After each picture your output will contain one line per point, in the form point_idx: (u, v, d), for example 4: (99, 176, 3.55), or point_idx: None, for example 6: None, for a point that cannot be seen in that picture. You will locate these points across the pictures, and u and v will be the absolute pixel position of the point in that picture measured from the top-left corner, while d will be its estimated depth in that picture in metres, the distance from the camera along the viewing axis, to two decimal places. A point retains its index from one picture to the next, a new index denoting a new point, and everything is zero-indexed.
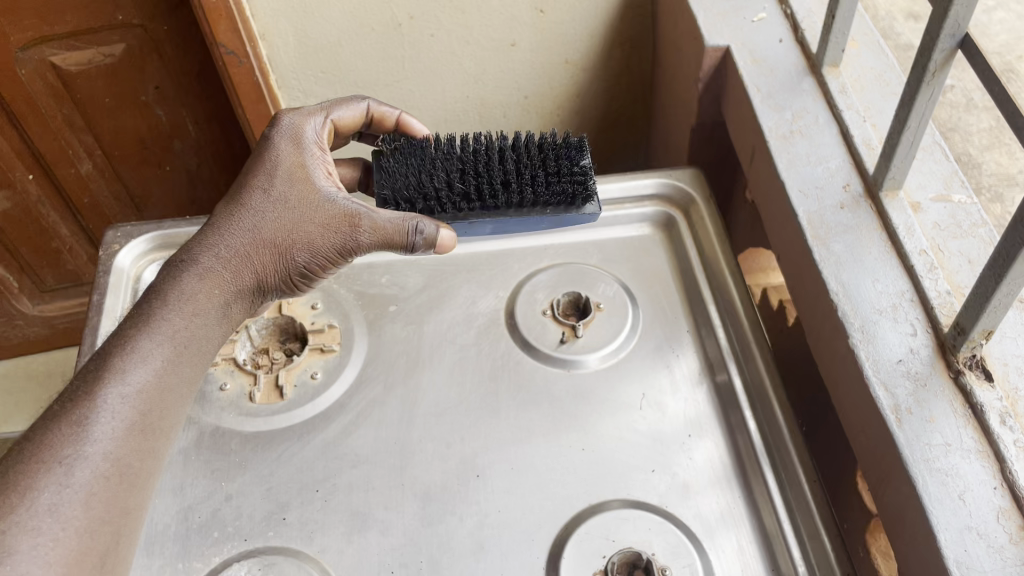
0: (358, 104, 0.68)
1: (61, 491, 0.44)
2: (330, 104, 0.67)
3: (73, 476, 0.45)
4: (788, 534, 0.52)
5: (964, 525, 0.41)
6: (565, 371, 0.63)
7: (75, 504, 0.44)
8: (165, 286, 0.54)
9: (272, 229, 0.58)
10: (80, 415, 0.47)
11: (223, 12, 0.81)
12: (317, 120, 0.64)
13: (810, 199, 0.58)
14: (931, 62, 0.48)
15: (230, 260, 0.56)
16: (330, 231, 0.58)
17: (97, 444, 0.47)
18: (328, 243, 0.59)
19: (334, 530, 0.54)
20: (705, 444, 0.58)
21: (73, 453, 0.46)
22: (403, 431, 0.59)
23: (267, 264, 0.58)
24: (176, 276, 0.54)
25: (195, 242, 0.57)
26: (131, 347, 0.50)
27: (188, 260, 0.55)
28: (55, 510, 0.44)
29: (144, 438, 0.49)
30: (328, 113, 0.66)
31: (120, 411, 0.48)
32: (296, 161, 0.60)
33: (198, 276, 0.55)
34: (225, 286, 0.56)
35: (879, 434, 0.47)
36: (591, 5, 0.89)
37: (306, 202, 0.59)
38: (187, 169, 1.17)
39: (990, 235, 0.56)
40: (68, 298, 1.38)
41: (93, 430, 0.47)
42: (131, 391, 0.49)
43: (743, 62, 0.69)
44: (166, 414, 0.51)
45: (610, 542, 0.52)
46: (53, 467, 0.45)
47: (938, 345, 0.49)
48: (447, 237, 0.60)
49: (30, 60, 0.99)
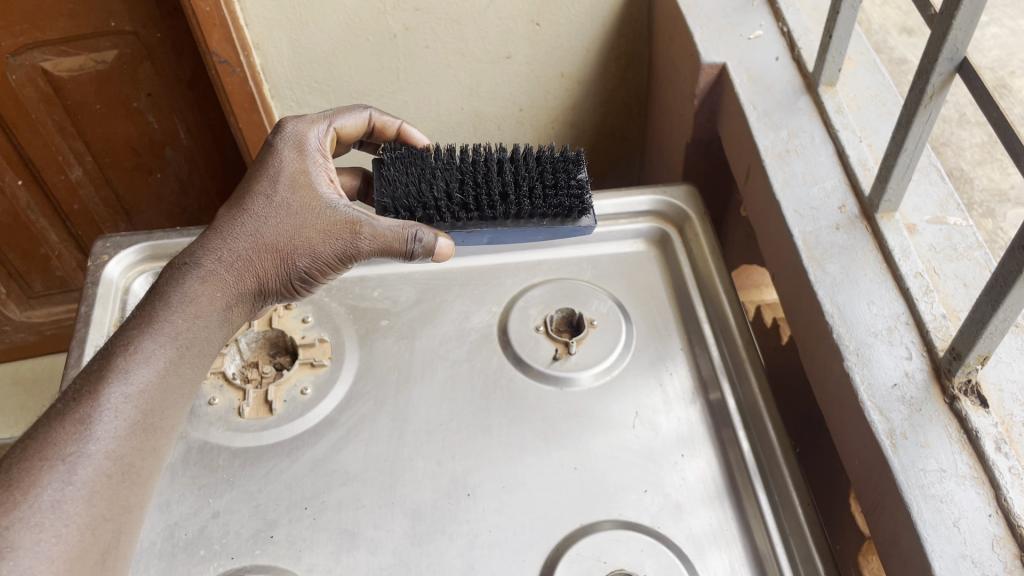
0: (360, 112, 0.68)
1: (64, 489, 0.44)
2: (333, 112, 0.66)
3: (75, 473, 0.44)
4: (780, 555, 0.52)
5: (959, 553, 0.41)
6: (557, 389, 0.62)
7: (78, 501, 0.44)
8: (167, 288, 0.53)
9: (274, 234, 0.57)
10: (83, 413, 0.46)
11: (216, 21, 0.81)
12: (320, 127, 0.63)
13: (806, 219, 0.58)
14: (928, 86, 0.48)
15: (232, 263, 0.55)
16: (331, 237, 0.58)
17: (99, 442, 0.46)
18: (329, 249, 0.58)
19: (322, 548, 0.54)
20: (697, 462, 0.58)
21: (76, 451, 0.45)
22: (394, 447, 0.59)
23: (267, 269, 0.57)
24: (178, 278, 0.54)
25: (197, 245, 0.56)
26: (133, 348, 0.49)
27: (191, 261, 0.54)
28: (58, 507, 0.43)
29: (146, 438, 0.48)
30: (331, 120, 0.65)
31: (123, 411, 0.47)
32: (299, 168, 0.60)
33: (201, 278, 0.54)
34: (226, 289, 0.55)
35: (873, 458, 0.47)
36: (587, 19, 0.89)
37: (309, 208, 0.58)
38: (178, 175, 1.16)
39: (985, 258, 0.56)
40: (56, 304, 1.37)
41: (95, 429, 0.46)
42: (133, 391, 0.48)
43: (739, 79, 0.69)
44: (167, 415, 0.50)
45: (602, 563, 0.52)
46: (56, 465, 0.44)
47: (933, 370, 0.49)
48: (445, 245, 0.60)
49: (22, 66, 0.98)
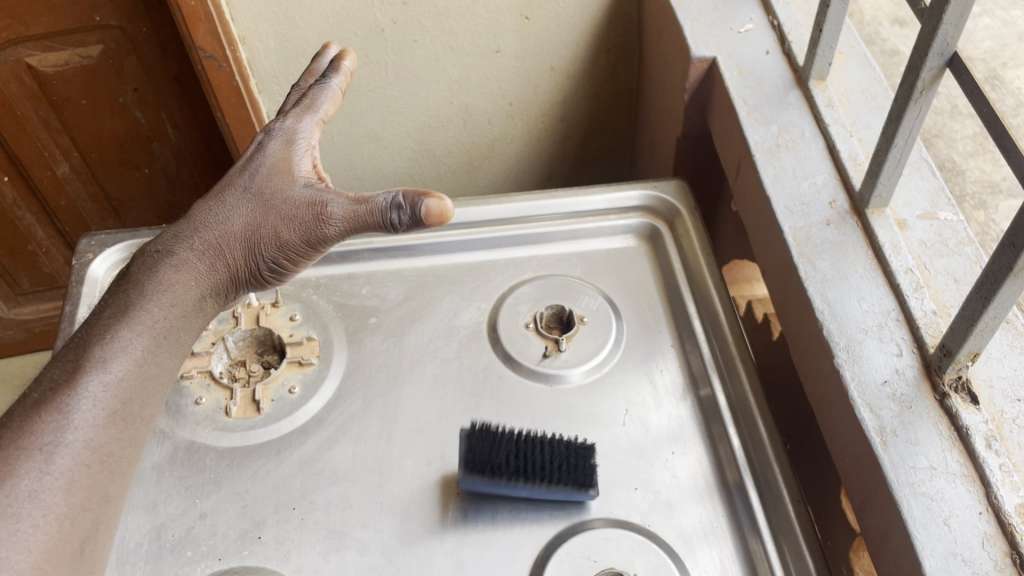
0: (331, 87, 0.62)
1: (41, 478, 0.43)
2: (310, 102, 0.61)
3: (53, 463, 0.44)
4: (770, 553, 0.52)
5: (948, 551, 0.41)
6: (547, 386, 0.62)
7: (56, 491, 0.43)
8: (140, 276, 0.52)
9: (247, 221, 0.55)
10: (59, 402, 0.45)
11: (201, 16, 0.80)
12: (308, 122, 0.59)
13: (796, 215, 0.58)
14: (918, 81, 0.48)
15: (205, 250, 0.54)
16: (305, 220, 0.55)
17: (77, 432, 0.45)
18: (304, 233, 0.55)
19: (311, 549, 0.53)
20: (687, 459, 0.57)
21: (52, 441, 0.44)
22: (383, 446, 0.58)
23: (240, 255, 0.55)
24: (151, 266, 0.53)
25: (171, 233, 0.55)
26: (110, 338, 0.49)
27: (164, 250, 0.54)
28: (36, 497, 0.42)
29: (125, 427, 0.48)
30: (314, 111, 0.60)
31: (101, 400, 0.47)
32: (279, 152, 0.58)
33: (173, 266, 0.53)
34: (200, 276, 0.54)
35: (864, 456, 0.47)
36: (577, 12, 0.89)
37: (283, 193, 0.56)
38: (166, 171, 1.15)
39: (976, 253, 0.56)
40: (44, 301, 1.35)
41: (73, 418, 0.45)
42: (112, 380, 0.48)
43: (729, 74, 0.68)
44: (146, 404, 0.50)
45: (592, 562, 0.51)
46: (33, 455, 0.43)
47: (923, 366, 0.48)
48: (436, 205, 0.52)
49: (7, 61, 0.97)
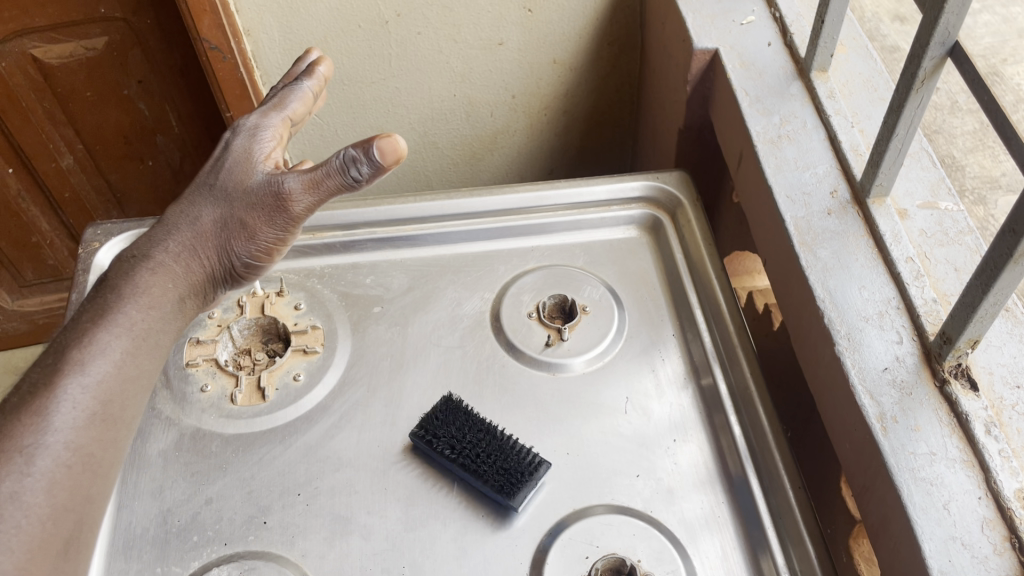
0: (300, 89, 0.61)
1: (22, 480, 0.43)
2: (276, 102, 0.60)
3: (33, 464, 0.43)
4: (771, 539, 0.52)
5: (948, 535, 0.41)
6: (549, 374, 0.62)
7: (38, 492, 0.43)
8: (118, 282, 0.53)
9: (217, 216, 0.55)
10: (38, 405, 0.45)
11: (207, 7, 0.80)
12: (271, 120, 0.58)
13: (797, 204, 0.58)
14: (920, 71, 0.48)
15: (181, 251, 0.54)
16: (269, 202, 0.54)
17: (57, 433, 0.45)
18: (272, 214, 0.54)
19: (316, 534, 0.54)
20: (689, 447, 0.58)
21: (33, 443, 0.44)
22: (387, 433, 0.59)
23: (217, 252, 0.55)
24: (127, 272, 0.53)
25: (146, 239, 0.55)
26: (88, 342, 0.49)
27: (140, 256, 0.54)
28: (18, 498, 0.42)
29: (106, 429, 0.48)
30: (278, 110, 0.59)
31: (81, 402, 0.47)
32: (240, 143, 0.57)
33: (149, 270, 0.53)
34: (178, 276, 0.54)
35: (864, 442, 0.47)
36: (579, 5, 0.89)
37: (245, 181, 0.55)
38: (170, 164, 1.15)
39: (977, 243, 0.56)
40: (47, 293, 1.36)
41: (53, 420, 0.45)
42: (91, 382, 0.48)
43: (731, 65, 0.69)
44: (127, 406, 0.50)
45: (594, 547, 0.52)
46: (13, 457, 0.43)
47: (924, 353, 0.49)
48: (388, 147, 0.50)
49: (11, 53, 0.98)
